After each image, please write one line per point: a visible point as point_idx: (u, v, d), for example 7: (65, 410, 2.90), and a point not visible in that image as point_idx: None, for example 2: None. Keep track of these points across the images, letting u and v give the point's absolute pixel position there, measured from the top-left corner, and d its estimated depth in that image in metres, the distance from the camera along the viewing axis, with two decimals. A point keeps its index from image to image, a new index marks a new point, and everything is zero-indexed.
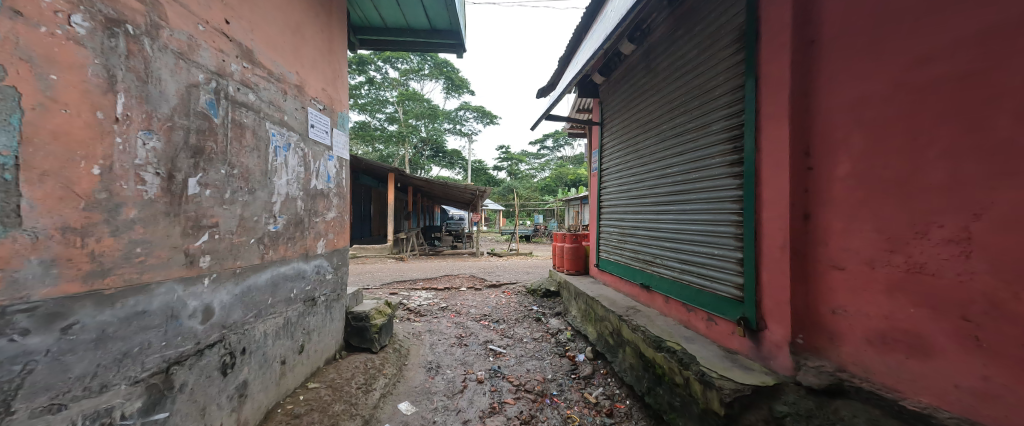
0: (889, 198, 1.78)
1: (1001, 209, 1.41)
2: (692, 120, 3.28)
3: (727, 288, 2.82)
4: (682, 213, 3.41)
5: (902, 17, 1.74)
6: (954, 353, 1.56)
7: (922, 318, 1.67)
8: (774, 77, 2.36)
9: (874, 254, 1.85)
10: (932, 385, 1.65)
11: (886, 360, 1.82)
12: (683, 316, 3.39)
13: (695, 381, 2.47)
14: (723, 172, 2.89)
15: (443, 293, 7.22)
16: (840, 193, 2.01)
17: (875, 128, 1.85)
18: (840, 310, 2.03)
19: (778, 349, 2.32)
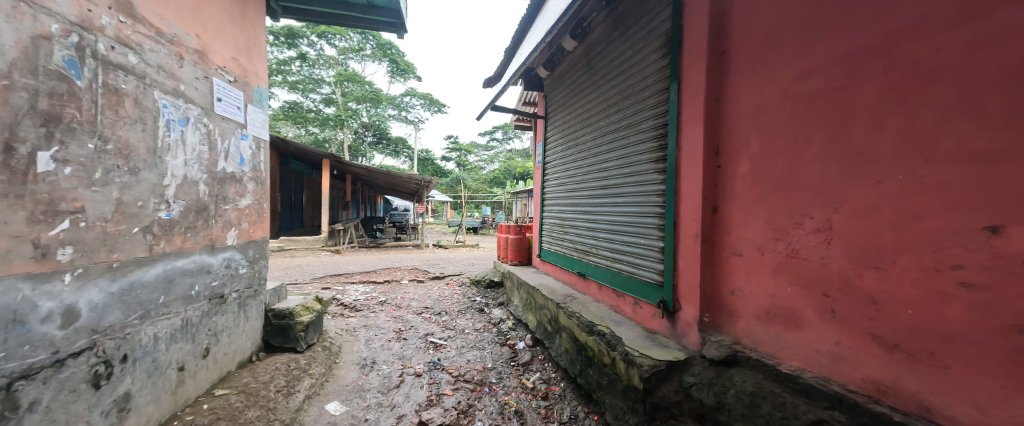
0: (777, 194, 2.07)
1: (852, 204, 1.70)
2: (625, 118, 3.48)
3: (650, 274, 3.08)
4: (615, 205, 3.63)
5: (791, 37, 2.01)
6: (816, 323, 1.88)
7: (796, 295, 1.97)
8: (693, 82, 2.59)
9: (764, 242, 2.15)
10: (800, 351, 1.96)
11: (769, 331, 2.13)
12: (614, 301, 3.64)
13: (620, 361, 2.69)
14: (650, 168, 3.11)
15: (383, 287, 6.91)
16: (742, 189, 2.29)
17: (769, 133, 2.13)
18: (738, 291, 2.33)
19: (689, 327, 2.61)
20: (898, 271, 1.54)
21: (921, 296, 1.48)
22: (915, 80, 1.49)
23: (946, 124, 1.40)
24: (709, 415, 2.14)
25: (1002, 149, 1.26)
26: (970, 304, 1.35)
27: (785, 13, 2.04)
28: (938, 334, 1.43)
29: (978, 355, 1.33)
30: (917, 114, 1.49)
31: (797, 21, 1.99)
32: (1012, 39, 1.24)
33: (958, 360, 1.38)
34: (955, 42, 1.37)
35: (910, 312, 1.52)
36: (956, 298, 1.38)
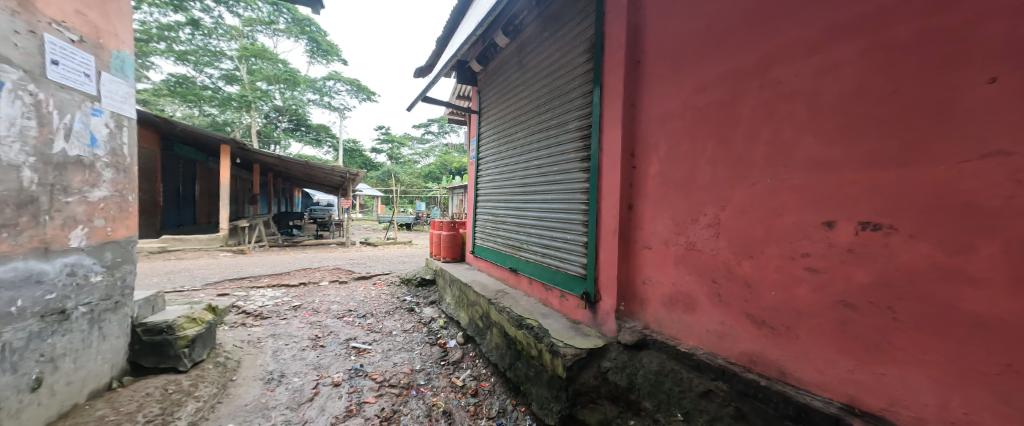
0: (679, 194, 2.32)
1: (735, 202, 1.98)
2: (554, 118, 3.60)
3: (575, 268, 3.24)
4: (544, 202, 3.74)
5: (692, 53, 2.25)
6: (707, 306, 2.15)
7: (693, 283, 2.24)
8: (613, 88, 2.77)
9: (669, 236, 2.40)
10: (695, 332, 2.23)
11: (672, 316, 2.39)
12: (543, 295, 3.76)
13: (546, 352, 2.79)
14: (576, 167, 3.26)
15: (298, 291, 6.21)
16: (653, 189, 2.52)
17: (673, 138, 2.37)
18: (649, 281, 2.57)
19: (608, 316, 2.81)
20: (766, 259, 1.83)
21: (781, 279, 1.77)
22: (780, 99, 1.77)
23: (800, 137, 1.68)
24: (622, 396, 2.38)
25: (836, 159, 1.55)
26: (813, 284, 1.64)
27: (687, 32, 2.28)
28: (792, 310, 1.73)
29: (817, 326, 1.63)
30: (780, 128, 1.77)
31: (695, 40, 2.23)
32: (843, 71, 1.53)
33: (804, 331, 1.68)
34: (807, 69, 1.66)
35: (773, 293, 1.81)
36: (805, 280, 1.68)
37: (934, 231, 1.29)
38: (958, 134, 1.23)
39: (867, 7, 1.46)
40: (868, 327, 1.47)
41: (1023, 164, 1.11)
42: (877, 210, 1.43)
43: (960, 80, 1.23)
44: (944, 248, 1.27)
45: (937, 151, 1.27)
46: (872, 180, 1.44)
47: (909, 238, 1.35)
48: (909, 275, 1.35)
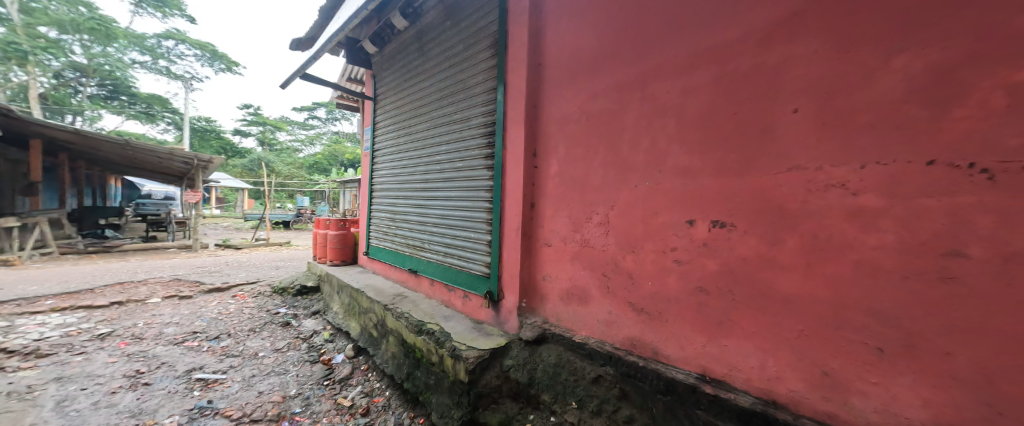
0: (575, 194, 2.46)
1: (622, 202, 2.18)
2: (457, 112, 3.46)
3: (478, 267, 3.18)
4: (447, 199, 3.58)
5: (586, 61, 2.39)
6: (598, 298, 2.33)
7: (586, 277, 2.40)
8: (515, 87, 2.79)
9: (566, 234, 2.53)
10: (588, 322, 2.39)
11: (568, 309, 2.52)
12: (444, 296, 3.60)
13: (447, 357, 2.65)
14: (480, 164, 3.19)
15: (110, 313, 4.63)
16: (553, 188, 2.63)
17: (571, 141, 2.49)
18: (548, 277, 2.67)
19: (510, 313, 2.83)
20: (645, 253, 2.06)
21: (656, 271, 2.01)
22: (656, 112, 2.00)
23: (671, 147, 1.93)
24: (523, 392, 2.42)
25: (697, 167, 1.82)
26: (679, 274, 1.91)
27: (581, 40, 2.41)
28: (664, 298, 1.98)
29: (682, 310, 1.90)
30: (656, 137, 2.00)
31: (588, 49, 2.37)
32: (701, 93, 1.80)
33: (672, 315, 1.94)
34: (675, 88, 1.90)
35: (650, 283, 2.05)
36: (673, 271, 1.93)
37: (760, 228, 1.60)
38: (774, 151, 1.56)
39: (717, 41, 1.74)
40: (716, 308, 1.76)
41: (813, 176, 1.44)
42: (723, 210, 1.73)
43: (776, 108, 1.55)
44: (765, 241, 1.59)
45: (761, 164, 1.59)
46: (721, 186, 1.73)
47: (744, 233, 1.66)
48: (743, 263, 1.66)
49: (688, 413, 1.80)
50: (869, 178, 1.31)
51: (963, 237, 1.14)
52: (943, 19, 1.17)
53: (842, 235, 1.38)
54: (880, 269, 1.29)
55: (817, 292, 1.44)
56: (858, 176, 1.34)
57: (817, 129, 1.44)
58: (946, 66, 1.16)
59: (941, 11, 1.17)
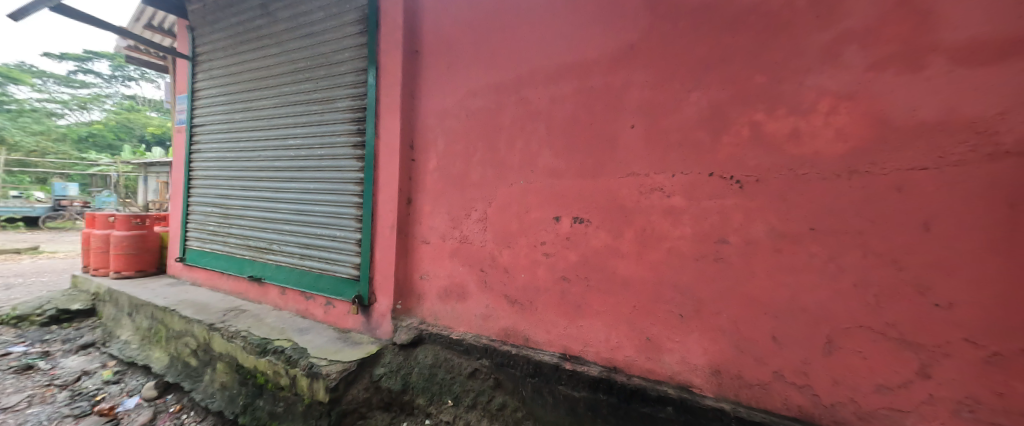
0: (454, 189, 2.44)
1: (499, 199, 2.26)
2: (318, 91, 2.98)
3: (344, 269, 2.82)
4: (304, 192, 3.05)
5: (463, 57, 2.38)
6: (475, 293, 2.37)
7: (464, 273, 2.41)
8: (390, 72, 2.58)
9: (445, 230, 2.48)
10: (465, 318, 2.40)
11: (445, 307, 2.48)
12: (299, 305, 3.06)
13: (301, 377, 2.25)
14: (346, 153, 2.83)
15: None
16: (430, 183, 2.54)
17: (450, 136, 2.45)
18: (425, 275, 2.57)
19: (383, 317, 2.62)
20: (519, 248, 2.20)
21: (527, 263, 2.17)
22: (528, 115, 2.14)
23: (541, 149, 2.11)
24: (395, 400, 2.27)
25: (561, 169, 2.04)
26: (547, 266, 2.10)
27: (460, 35, 2.39)
28: (534, 288, 2.15)
29: (549, 298, 2.10)
30: (528, 139, 2.15)
31: (467, 45, 2.37)
32: (566, 102, 2.02)
33: (541, 303, 2.13)
34: (545, 95, 2.08)
35: (522, 275, 2.19)
36: (542, 263, 2.12)
37: (608, 223, 1.90)
38: (618, 159, 1.86)
39: (578, 58, 1.98)
40: (575, 293, 2.01)
41: (643, 181, 1.80)
42: (582, 208, 1.98)
43: (619, 122, 1.86)
44: (611, 234, 1.89)
45: (609, 169, 1.89)
46: (580, 187, 1.98)
47: (596, 228, 1.94)
48: (596, 254, 1.94)
49: (552, 390, 2.00)
50: (678, 184, 1.70)
51: (727, 228, 1.59)
52: (719, 68, 1.60)
53: (661, 229, 1.76)
54: (683, 253, 1.70)
55: (645, 274, 1.80)
56: (671, 182, 1.72)
57: (646, 143, 1.78)
58: (720, 104, 1.60)
59: (718, 63, 1.60)
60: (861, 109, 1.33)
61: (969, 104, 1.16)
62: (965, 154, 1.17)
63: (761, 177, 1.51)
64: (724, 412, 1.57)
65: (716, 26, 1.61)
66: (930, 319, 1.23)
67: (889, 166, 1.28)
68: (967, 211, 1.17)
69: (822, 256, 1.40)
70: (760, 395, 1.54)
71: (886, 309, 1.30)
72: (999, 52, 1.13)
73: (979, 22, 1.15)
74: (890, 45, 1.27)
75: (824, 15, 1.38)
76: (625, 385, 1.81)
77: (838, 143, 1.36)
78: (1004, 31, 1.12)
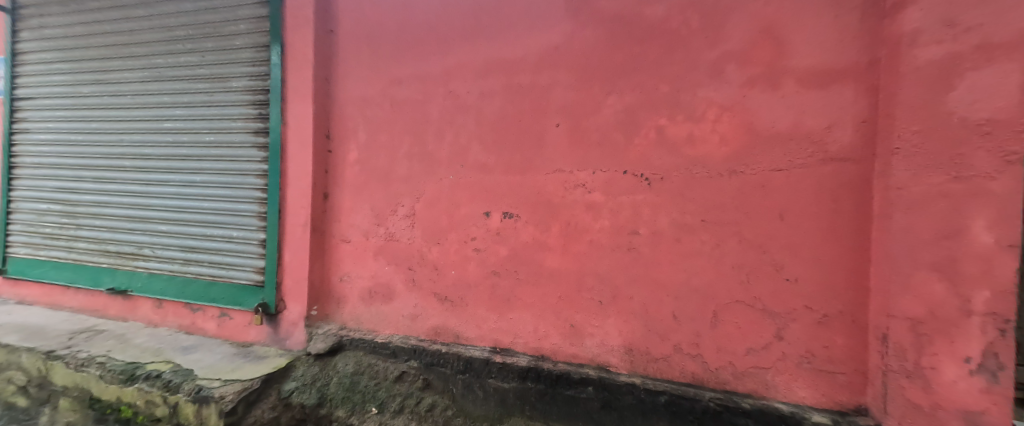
0: (379, 184, 2.28)
1: (428, 194, 2.18)
2: (206, 67, 2.54)
3: (243, 274, 2.45)
4: (188, 185, 2.57)
5: (386, 42, 2.23)
6: (403, 293, 2.26)
7: (390, 272, 2.28)
8: (299, 52, 2.30)
9: (368, 228, 2.31)
10: (392, 320, 2.28)
11: (369, 309, 2.33)
12: (184, 320, 2.58)
13: (185, 404, 1.91)
14: (244, 140, 2.45)
15: None
16: (350, 177, 2.34)
17: (373, 126, 2.29)
18: (345, 277, 2.37)
19: (294, 326, 2.36)
20: (449, 244, 2.15)
21: (458, 260, 2.14)
22: (457, 109, 2.10)
23: (471, 144, 2.09)
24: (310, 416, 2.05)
25: (491, 164, 2.05)
26: (478, 261, 2.09)
27: (381, 18, 2.24)
28: (465, 284, 2.13)
29: (479, 293, 2.10)
30: (458, 133, 2.11)
31: (390, 30, 2.23)
32: (494, 98, 2.03)
33: (472, 298, 2.12)
34: (474, 89, 2.06)
35: (453, 272, 2.15)
36: (473, 258, 2.11)
37: (535, 218, 1.97)
38: (544, 156, 1.94)
39: (505, 55, 2.00)
40: (506, 287, 2.04)
41: (567, 178, 1.90)
42: (512, 204, 2.02)
43: (545, 121, 1.93)
44: (539, 228, 1.96)
45: (537, 166, 1.95)
46: (509, 182, 2.01)
47: (525, 222, 1.99)
48: (525, 247, 2.00)
49: (482, 384, 2.02)
50: (598, 180, 1.84)
51: (638, 221, 1.76)
52: (631, 75, 1.76)
53: (583, 222, 1.87)
54: (602, 245, 1.84)
55: (569, 265, 1.91)
56: (593, 179, 1.85)
57: (570, 141, 1.89)
58: (633, 109, 1.76)
59: (630, 70, 1.76)
60: (738, 118, 1.58)
61: (809, 119, 1.47)
62: (806, 159, 1.47)
63: (665, 175, 1.71)
64: (635, 385, 1.75)
65: (628, 36, 1.76)
66: (784, 291, 1.53)
67: (757, 167, 1.55)
68: (806, 203, 1.48)
69: (710, 243, 1.64)
70: (663, 368, 1.74)
71: (755, 285, 1.57)
72: (828, 79, 1.44)
73: (815, 54, 1.46)
74: (758, 66, 1.54)
75: (712, 37, 1.61)
76: (551, 372, 1.90)
77: (722, 147, 1.61)
78: (829, 64, 1.44)
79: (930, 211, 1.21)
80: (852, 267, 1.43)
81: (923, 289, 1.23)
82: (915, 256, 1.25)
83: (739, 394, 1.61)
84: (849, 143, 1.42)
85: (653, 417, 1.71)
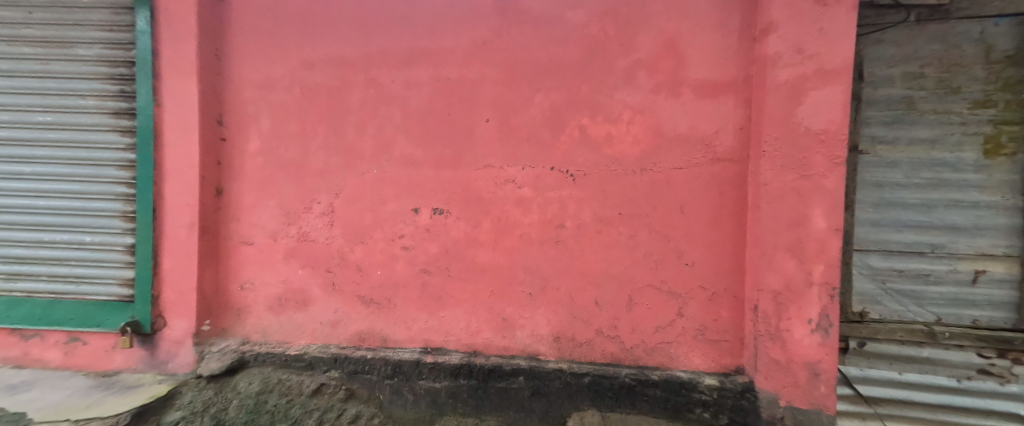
0: (288, 178, 2.04)
1: (347, 189, 2.01)
2: (37, 27, 2.00)
3: (103, 288, 2.01)
4: (13, 179, 2.01)
5: (293, 18, 1.99)
6: (320, 298, 2.06)
7: (304, 276, 2.06)
8: (178, 19, 1.93)
9: (276, 227, 2.06)
10: (307, 328, 2.07)
11: (279, 319, 2.08)
12: (15, 351, 2.03)
13: None
14: (98, 123, 1.98)
15: None
16: (251, 170, 2.05)
17: (278, 112, 2.03)
18: (247, 284, 2.08)
19: (179, 345, 2.01)
20: (373, 243, 2.02)
21: (384, 259, 2.01)
22: (380, 98, 1.97)
23: (396, 136, 1.97)
24: None
25: (419, 158, 1.96)
26: (406, 259, 2.00)
27: None
28: (392, 284, 2.02)
29: (408, 293, 2.01)
30: (381, 125, 1.98)
31: (297, 5, 1.99)
32: (421, 89, 1.94)
33: (399, 299, 2.02)
34: (399, 78, 1.95)
35: (379, 272, 2.02)
36: (400, 257, 2.00)
37: (465, 214, 1.95)
38: (474, 151, 1.92)
39: (431, 44, 1.92)
40: (437, 285, 1.98)
41: (497, 173, 1.91)
42: (442, 200, 1.96)
43: (474, 115, 1.91)
44: (470, 223, 1.95)
45: (466, 161, 1.93)
46: (438, 177, 1.96)
47: (456, 218, 1.96)
48: (456, 244, 1.96)
49: (412, 387, 1.95)
50: (527, 176, 1.88)
51: (564, 215, 1.86)
52: (556, 75, 1.83)
53: (512, 217, 1.91)
54: (531, 239, 1.90)
55: (501, 260, 1.93)
56: (521, 175, 1.89)
57: (499, 137, 1.90)
58: (557, 107, 1.84)
59: (554, 70, 1.83)
60: (648, 121, 1.75)
61: (702, 124, 1.69)
62: (700, 159, 1.70)
63: (587, 172, 1.82)
64: (563, 370, 1.85)
65: (551, 37, 1.82)
66: (684, 274, 1.75)
67: (662, 165, 1.74)
68: (699, 198, 1.71)
69: (626, 234, 1.80)
70: (587, 350, 1.88)
71: (661, 270, 1.77)
72: (716, 90, 1.68)
73: (707, 68, 1.68)
74: (663, 75, 1.72)
75: (625, 44, 1.76)
76: (484, 366, 1.90)
77: (635, 147, 1.77)
78: (716, 77, 1.67)
79: (784, 204, 1.52)
80: (733, 251, 1.70)
81: (781, 266, 1.54)
82: (775, 240, 1.54)
83: (649, 367, 1.81)
84: (731, 146, 1.67)
85: (578, 398, 1.83)
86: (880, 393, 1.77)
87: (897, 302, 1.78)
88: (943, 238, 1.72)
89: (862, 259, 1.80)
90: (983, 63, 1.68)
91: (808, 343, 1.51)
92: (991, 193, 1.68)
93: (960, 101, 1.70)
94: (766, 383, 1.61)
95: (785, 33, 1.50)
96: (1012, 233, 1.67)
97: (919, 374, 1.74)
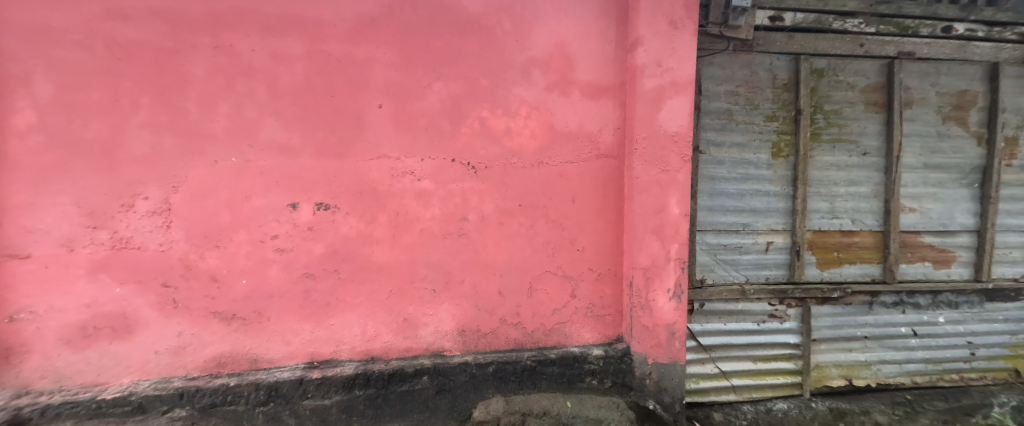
0: (90, 165, 1.51)
1: (191, 181, 1.60)
2: None
3: None
4: None
5: None
6: (155, 320, 1.61)
7: (128, 295, 1.58)
8: None
9: (73, 233, 1.51)
10: (135, 361, 1.60)
11: (86, 355, 1.56)
12: None
13: None
14: None
15: None
16: (19, 154, 1.45)
17: (67, 75, 1.47)
18: (23, 313, 1.50)
19: None
20: (234, 246, 1.66)
21: (251, 266, 1.67)
22: (237, 70, 1.61)
23: (262, 117, 1.64)
24: None
25: (295, 145, 1.68)
26: (281, 264, 1.70)
27: None
28: (263, 294, 1.70)
29: (286, 303, 1.72)
30: (241, 102, 1.62)
31: None
32: (294, 63, 1.65)
33: (275, 310, 1.71)
34: (263, 47, 1.62)
35: (243, 282, 1.67)
36: (273, 261, 1.69)
37: (356, 209, 1.75)
38: (365, 139, 1.74)
39: (305, 13, 1.65)
40: (324, 290, 1.74)
41: (392, 164, 1.77)
42: (327, 193, 1.72)
43: (363, 99, 1.72)
44: (363, 219, 1.76)
45: (355, 150, 1.73)
46: (321, 167, 1.71)
47: (346, 214, 1.74)
48: (346, 242, 1.75)
49: (294, 409, 1.70)
50: (427, 168, 1.79)
51: (466, 208, 1.84)
52: (453, 64, 1.78)
53: (409, 211, 1.80)
54: (432, 233, 1.82)
55: (399, 258, 1.81)
56: (420, 167, 1.79)
57: (393, 125, 1.76)
58: (455, 98, 1.79)
59: (451, 59, 1.77)
60: (543, 116, 1.85)
61: (587, 122, 1.87)
62: (587, 154, 1.88)
63: (488, 164, 1.83)
64: (467, 363, 1.85)
65: (447, 23, 1.76)
66: (575, 259, 1.92)
67: (556, 159, 1.87)
68: (584, 189, 1.90)
69: (525, 224, 1.88)
70: (491, 340, 1.91)
71: (556, 256, 1.91)
72: (598, 93, 1.87)
73: (591, 72, 1.86)
74: (555, 74, 1.84)
75: (521, 41, 1.81)
76: (382, 372, 1.77)
77: (533, 141, 1.85)
78: (597, 81, 1.86)
79: (650, 194, 1.81)
80: (613, 236, 1.94)
81: (648, 247, 1.84)
82: (644, 225, 1.83)
83: (547, 347, 1.95)
84: (611, 143, 1.89)
85: (483, 387, 1.86)
86: (715, 341, 2.26)
87: (723, 269, 2.30)
88: (750, 218, 2.28)
89: (702, 237, 2.27)
90: (772, 88, 2.27)
91: (667, 308, 1.87)
92: (776, 185, 2.29)
93: (759, 116, 2.27)
94: (639, 346, 1.90)
95: (649, 48, 1.77)
96: (787, 213, 2.31)
97: (737, 323, 2.28)
